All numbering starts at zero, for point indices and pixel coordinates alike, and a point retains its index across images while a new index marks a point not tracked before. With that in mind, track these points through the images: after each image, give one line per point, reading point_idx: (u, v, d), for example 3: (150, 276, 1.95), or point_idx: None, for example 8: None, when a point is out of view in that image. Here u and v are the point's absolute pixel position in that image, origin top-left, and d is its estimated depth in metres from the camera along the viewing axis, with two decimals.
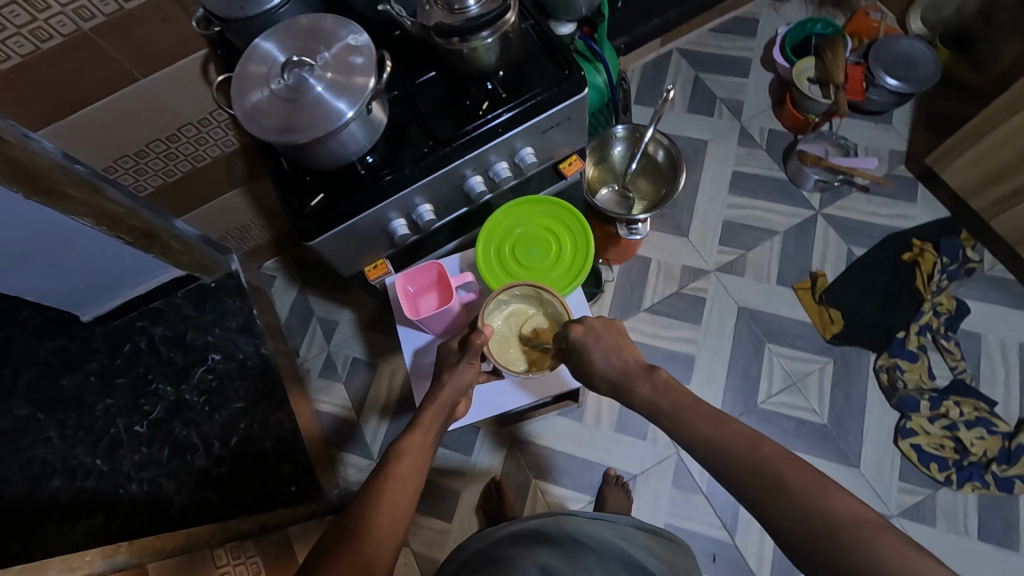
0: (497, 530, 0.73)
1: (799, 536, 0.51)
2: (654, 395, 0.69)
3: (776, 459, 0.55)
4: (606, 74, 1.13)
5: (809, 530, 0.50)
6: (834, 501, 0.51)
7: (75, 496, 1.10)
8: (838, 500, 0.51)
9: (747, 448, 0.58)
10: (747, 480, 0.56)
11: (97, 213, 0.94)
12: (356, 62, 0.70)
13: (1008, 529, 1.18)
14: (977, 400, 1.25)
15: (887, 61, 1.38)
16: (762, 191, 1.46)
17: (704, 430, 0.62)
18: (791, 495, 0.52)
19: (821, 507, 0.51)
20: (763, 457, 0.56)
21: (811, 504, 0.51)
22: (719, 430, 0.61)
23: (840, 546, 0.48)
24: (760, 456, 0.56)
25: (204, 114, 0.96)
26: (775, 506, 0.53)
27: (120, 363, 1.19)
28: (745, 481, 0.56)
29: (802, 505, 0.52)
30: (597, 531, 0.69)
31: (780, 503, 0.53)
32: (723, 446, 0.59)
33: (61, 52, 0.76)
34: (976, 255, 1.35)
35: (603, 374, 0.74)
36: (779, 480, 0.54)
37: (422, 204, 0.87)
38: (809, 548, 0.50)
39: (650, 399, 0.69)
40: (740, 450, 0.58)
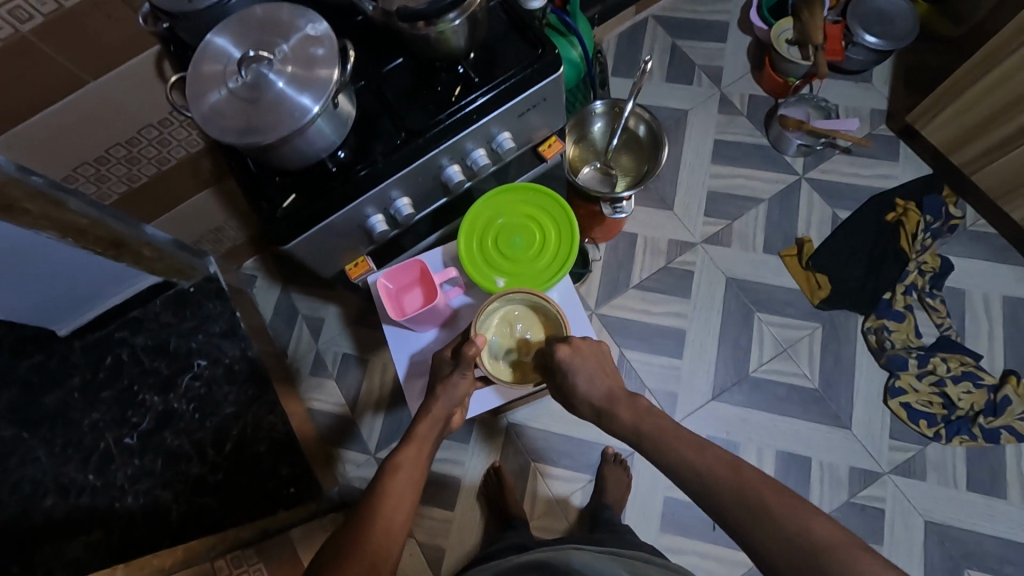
0: (502, 564, 0.76)
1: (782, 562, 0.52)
2: (636, 421, 0.69)
3: (758, 485, 0.56)
4: (581, 47, 1.09)
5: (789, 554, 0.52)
6: (814, 527, 0.52)
7: (70, 513, 1.09)
8: (817, 526, 0.52)
9: (728, 473, 0.59)
10: (729, 504, 0.57)
11: (60, 226, 0.92)
12: (317, 53, 0.66)
13: (995, 478, 1.21)
14: (964, 355, 1.27)
15: (866, 18, 1.35)
16: (745, 158, 1.44)
17: (686, 454, 0.63)
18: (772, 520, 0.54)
19: (804, 531, 0.52)
20: (742, 482, 0.57)
21: (794, 531, 0.52)
22: (702, 457, 0.61)
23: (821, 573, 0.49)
24: (740, 481, 0.57)
25: (164, 114, 0.91)
26: (755, 526, 0.54)
27: (103, 377, 1.16)
28: (728, 505, 0.57)
29: (783, 530, 0.53)
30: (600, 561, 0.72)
31: (763, 528, 0.54)
32: (706, 472, 0.60)
33: (0, 59, 0.71)
34: (958, 211, 1.35)
35: (587, 400, 0.74)
36: (759, 504, 0.55)
37: (400, 198, 0.84)
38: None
39: (632, 424, 0.70)
40: (723, 477, 0.59)
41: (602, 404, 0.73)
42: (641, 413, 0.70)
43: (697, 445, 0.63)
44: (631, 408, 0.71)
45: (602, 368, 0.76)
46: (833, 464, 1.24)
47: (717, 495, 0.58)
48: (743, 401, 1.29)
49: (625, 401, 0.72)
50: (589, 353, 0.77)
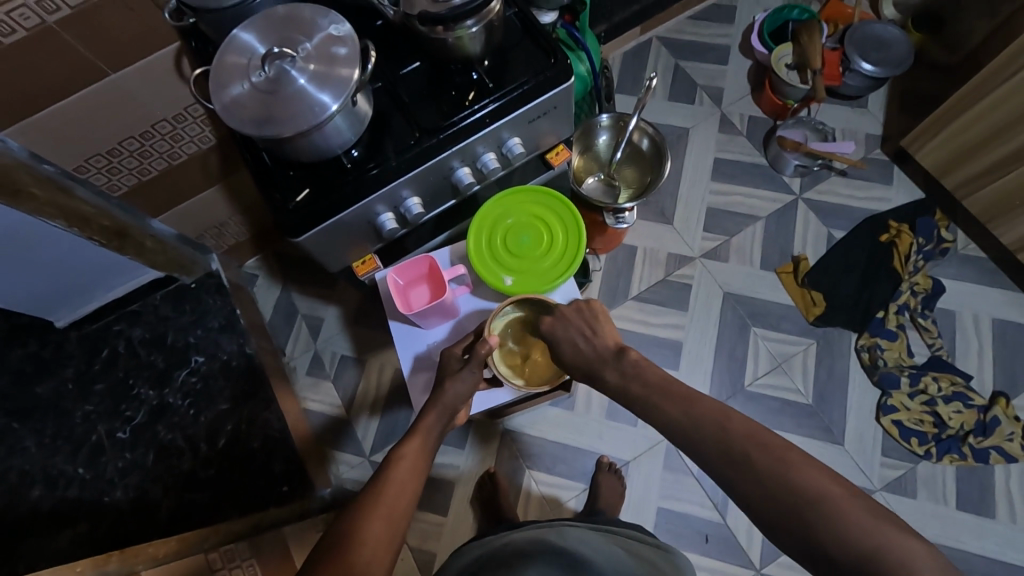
0: (491, 541, 0.76)
1: (764, 508, 0.54)
2: (621, 381, 0.71)
3: (744, 436, 0.58)
4: (589, 62, 1.12)
5: (772, 499, 0.54)
6: (801, 474, 0.54)
7: (57, 506, 1.07)
8: (804, 473, 0.54)
9: (717, 429, 0.60)
10: (714, 454, 0.59)
11: (67, 213, 0.92)
12: (339, 53, 0.69)
13: (984, 497, 1.23)
14: (954, 374, 1.29)
15: (862, 45, 1.40)
16: (743, 176, 1.47)
17: (676, 412, 0.64)
18: (756, 468, 0.55)
19: (786, 478, 0.54)
20: (730, 435, 0.59)
21: (778, 477, 0.54)
22: (691, 411, 0.63)
23: (805, 518, 0.51)
24: (727, 433, 0.59)
25: (179, 109, 0.93)
26: (741, 473, 0.56)
27: (98, 368, 1.16)
28: (714, 455, 0.59)
29: (767, 476, 0.55)
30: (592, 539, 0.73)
31: (748, 475, 0.56)
32: (696, 427, 0.62)
33: (24, 47, 0.73)
34: (949, 234, 1.39)
35: (574, 362, 0.77)
36: (746, 455, 0.57)
37: (410, 197, 0.86)
38: (772, 520, 0.53)
39: (619, 385, 0.71)
40: (712, 431, 0.60)
41: (589, 366, 0.75)
42: (627, 373, 0.71)
43: (686, 398, 0.65)
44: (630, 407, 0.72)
45: (592, 327, 0.79)
46: None
47: (706, 450, 0.60)
48: None
49: (613, 362, 0.73)
50: (575, 316, 0.80)
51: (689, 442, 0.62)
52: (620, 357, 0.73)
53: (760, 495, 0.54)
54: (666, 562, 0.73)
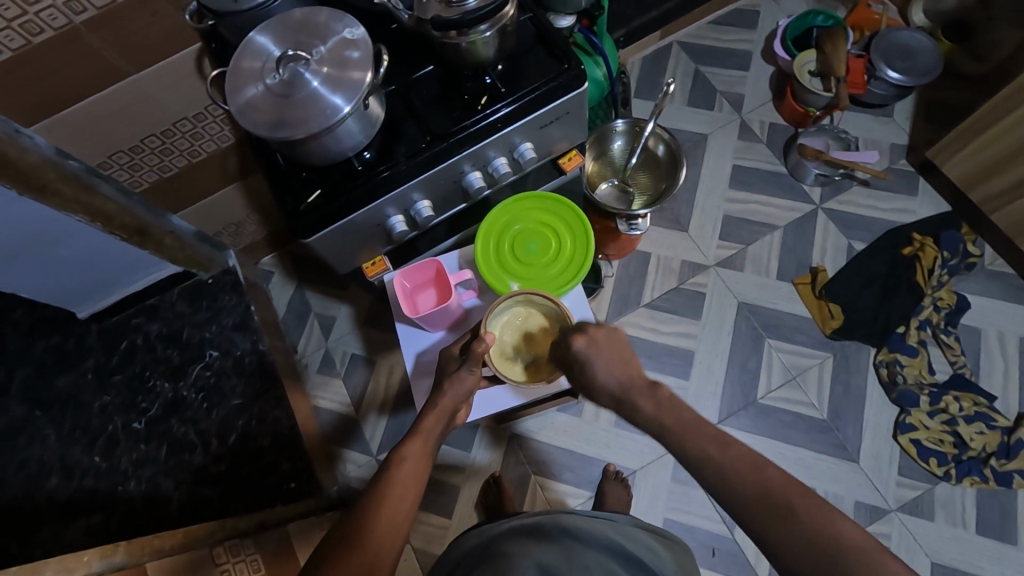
0: (492, 529, 0.73)
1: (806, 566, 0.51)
2: (657, 413, 0.65)
3: (785, 488, 0.55)
4: (606, 67, 1.11)
5: (814, 562, 0.51)
6: (839, 527, 0.52)
7: (73, 494, 1.10)
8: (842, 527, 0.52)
9: (753, 475, 0.57)
10: (756, 507, 0.55)
11: (90, 210, 0.93)
12: (352, 56, 0.69)
13: (1005, 521, 1.19)
14: (977, 395, 1.25)
15: (888, 52, 1.36)
16: (761, 185, 1.45)
17: (709, 450, 0.60)
18: (802, 525, 0.53)
19: (829, 531, 0.52)
20: (768, 483, 0.56)
21: (816, 530, 0.52)
22: (724, 454, 0.59)
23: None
24: (764, 481, 0.56)
25: (199, 109, 0.95)
26: (778, 525, 0.54)
27: (116, 361, 1.18)
28: (750, 506, 0.55)
29: (809, 531, 0.52)
30: (592, 528, 0.70)
31: (788, 530, 0.53)
32: (730, 470, 0.58)
33: (51, 47, 0.75)
34: (976, 249, 1.34)
35: (603, 388, 0.70)
36: (787, 506, 0.54)
37: (420, 200, 0.86)
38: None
39: (653, 417, 0.66)
40: (746, 478, 0.57)
41: (620, 392, 0.69)
42: (663, 405, 0.65)
43: (720, 439, 0.61)
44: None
45: (621, 357, 0.71)
46: (838, 496, 1.22)
47: (744, 501, 0.56)
48: (747, 426, 1.27)
49: (645, 392, 0.67)
50: (606, 342, 0.71)
51: (703, 457, 0.60)
52: (655, 388, 0.67)
53: (800, 554, 0.52)
54: (666, 548, 0.73)
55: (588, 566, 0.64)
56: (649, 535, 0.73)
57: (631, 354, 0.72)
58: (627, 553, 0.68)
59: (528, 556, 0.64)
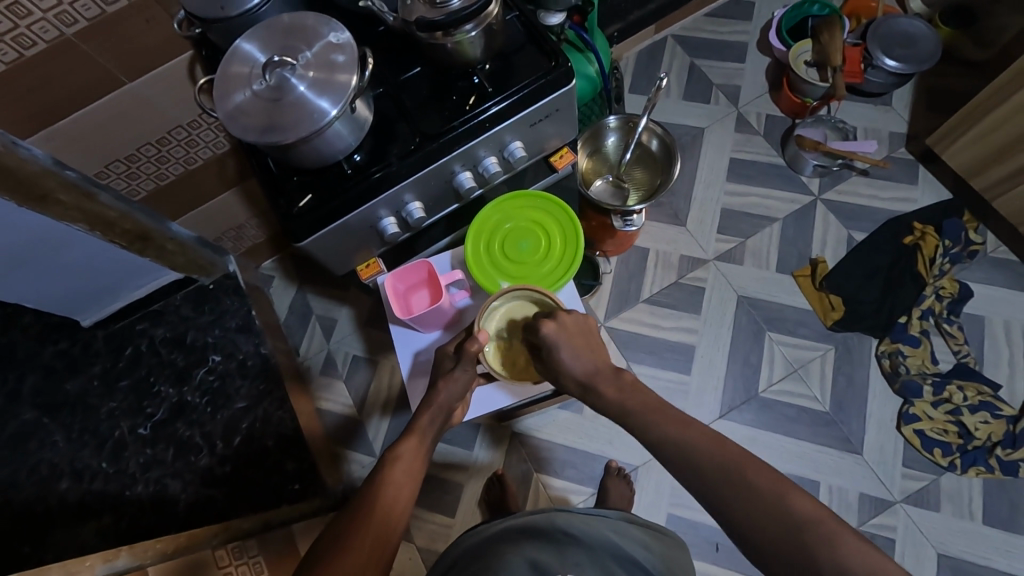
0: (485, 530, 0.72)
1: (759, 534, 0.52)
2: (620, 398, 0.70)
3: (740, 460, 0.57)
4: (598, 63, 1.11)
5: (773, 528, 0.52)
6: (796, 501, 0.52)
7: (83, 497, 1.11)
8: (796, 502, 0.52)
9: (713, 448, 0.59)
10: (716, 476, 0.57)
11: (91, 218, 0.93)
12: (338, 60, 0.69)
13: (1012, 511, 1.17)
14: (982, 384, 1.23)
15: (887, 40, 1.35)
16: (760, 176, 1.44)
17: (669, 431, 0.63)
18: (757, 492, 0.54)
19: (785, 507, 0.52)
20: (725, 457, 0.58)
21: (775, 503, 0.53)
22: (682, 432, 0.62)
23: (804, 547, 0.50)
24: (723, 454, 0.58)
25: (193, 116, 0.95)
26: (737, 502, 0.55)
27: (122, 366, 1.20)
28: (712, 480, 0.57)
29: (764, 496, 0.54)
30: (586, 527, 0.70)
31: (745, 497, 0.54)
32: (693, 445, 0.60)
33: (45, 59, 0.76)
34: (979, 237, 1.33)
35: (570, 375, 0.74)
36: (746, 480, 0.55)
37: (412, 201, 0.86)
38: (771, 552, 0.51)
39: (616, 401, 0.70)
40: (710, 453, 0.59)
41: (586, 379, 0.73)
42: (626, 390, 0.70)
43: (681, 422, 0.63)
44: None
45: (585, 345, 0.75)
46: (843, 488, 1.21)
47: (704, 471, 0.58)
48: (751, 419, 1.27)
49: (609, 378, 0.72)
50: (574, 329, 0.76)
51: (663, 438, 0.63)
52: (619, 375, 0.72)
53: (752, 521, 0.53)
54: (658, 542, 0.73)
55: (580, 564, 0.64)
56: (646, 533, 0.73)
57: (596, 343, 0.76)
58: (622, 551, 0.68)
59: (520, 553, 0.65)
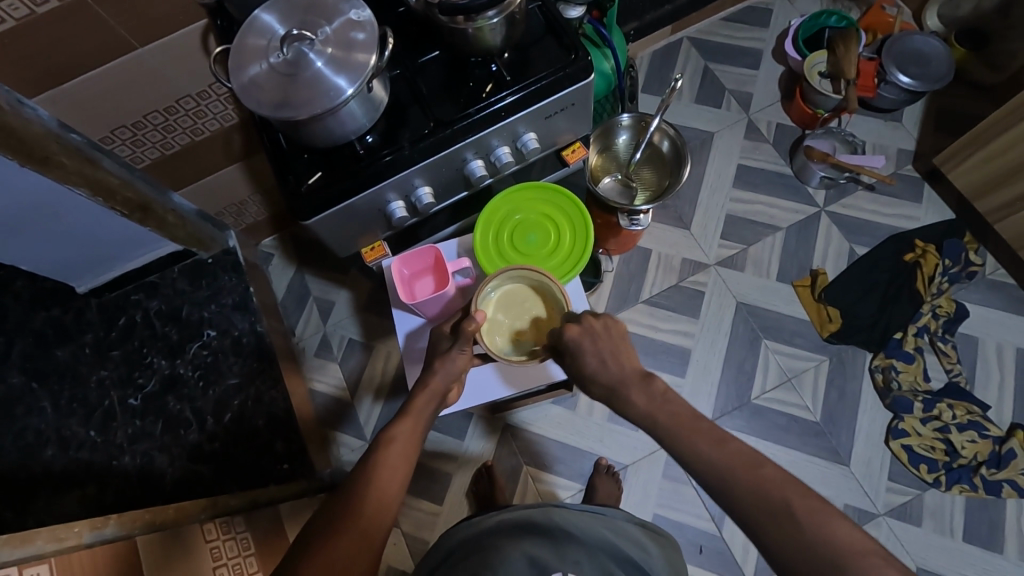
0: (480, 522, 0.73)
1: (798, 565, 0.51)
2: (648, 409, 0.66)
3: (780, 485, 0.55)
4: (614, 60, 1.10)
5: (807, 558, 0.51)
6: (834, 532, 0.51)
7: (69, 466, 1.09)
8: (828, 531, 0.51)
9: (748, 473, 0.57)
10: (751, 501, 0.55)
11: (92, 184, 0.93)
12: (357, 38, 0.69)
13: (992, 531, 1.19)
14: (971, 404, 1.25)
15: (901, 57, 1.35)
16: (766, 185, 1.44)
17: (702, 448, 0.60)
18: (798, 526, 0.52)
19: (826, 537, 0.51)
20: (763, 483, 0.55)
21: (815, 535, 0.51)
22: (718, 450, 0.59)
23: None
24: (757, 479, 0.56)
25: (204, 86, 0.94)
26: (770, 529, 0.53)
27: (115, 336, 1.19)
28: (752, 510, 0.55)
29: (797, 526, 0.52)
30: (583, 525, 0.70)
31: (786, 531, 0.52)
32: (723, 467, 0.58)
33: (56, 18, 0.74)
34: (978, 258, 1.34)
35: (595, 380, 0.71)
36: (787, 509, 0.53)
37: (421, 186, 0.86)
38: None
39: (646, 412, 0.66)
40: (743, 476, 0.56)
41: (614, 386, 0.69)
42: (655, 400, 0.66)
43: (715, 437, 0.60)
44: None
45: (614, 349, 0.71)
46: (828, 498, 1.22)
47: (739, 502, 0.56)
48: (742, 426, 1.28)
49: (639, 385, 0.67)
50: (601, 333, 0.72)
51: (694, 454, 0.60)
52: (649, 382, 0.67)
53: (795, 549, 0.52)
54: (655, 540, 0.73)
55: (579, 562, 0.66)
56: (644, 532, 0.73)
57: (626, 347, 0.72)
58: (620, 550, 0.69)
59: (517, 548, 0.66)
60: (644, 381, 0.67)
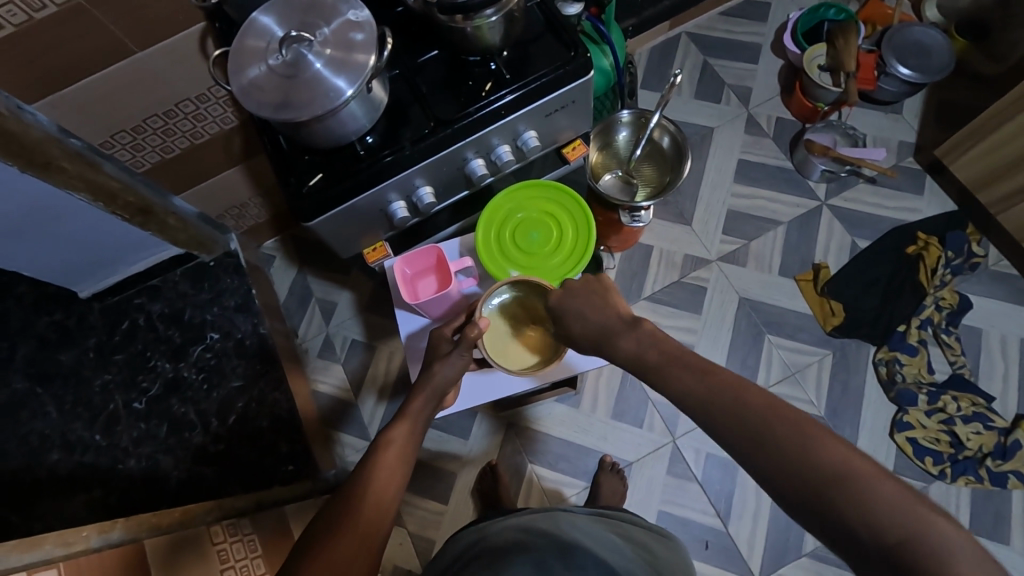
0: (488, 527, 0.74)
1: (780, 484, 0.49)
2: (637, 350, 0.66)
3: (762, 411, 0.52)
4: (613, 56, 1.10)
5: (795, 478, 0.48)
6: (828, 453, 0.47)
7: (74, 470, 1.09)
8: (812, 451, 0.48)
9: (731, 397, 0.54)
10: (733, 432, 0.53)
11: (93, 188, 0.93)
12: (356, 38, 0.68)
13: (997, 522, 1.19)
14: (975, 395, 1.25)
15: (901, 49, 1.35)
16: (767, 180, 1.44)
17: (686, 381, 0.59)
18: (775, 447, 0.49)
19: (809, 456, 0.48)
20: (744, 407, 0.53)
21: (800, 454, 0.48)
22: (702, 381, 0.57)
23: (828, 503, 0.45)
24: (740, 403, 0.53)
25: (203, 90, 0.94)
26: (753, 455, 0.51)
27: (118, 340, 1.19)
28: (731, 431, 0.53)
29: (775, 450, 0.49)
30: (587, 531, 0.71)
31: (766, 452, 0.50)
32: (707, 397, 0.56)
33: (54, 23, 0.74)
34: (981, 250, 1.33)
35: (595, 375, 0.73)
36: (765, 434, 0.50)
37: (422, 186, 0.86)
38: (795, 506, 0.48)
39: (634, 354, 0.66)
40: (724, 402, 0.54)
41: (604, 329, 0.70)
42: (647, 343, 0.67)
43: (700, 370, 0.59)
44: None
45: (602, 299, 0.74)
46: None
47: (718, 424, 0.54)
48: None
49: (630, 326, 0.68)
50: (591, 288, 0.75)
51: (679, 388, 0.59)
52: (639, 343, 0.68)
53: (783, 473, 0.48)
54: (660, 544, 0.74)
55: (584, 566, 0.64)
56: (646, 534, 0.75)
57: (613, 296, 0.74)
58: (628, 556, 0.68)
59: (523, 558, 0.65)
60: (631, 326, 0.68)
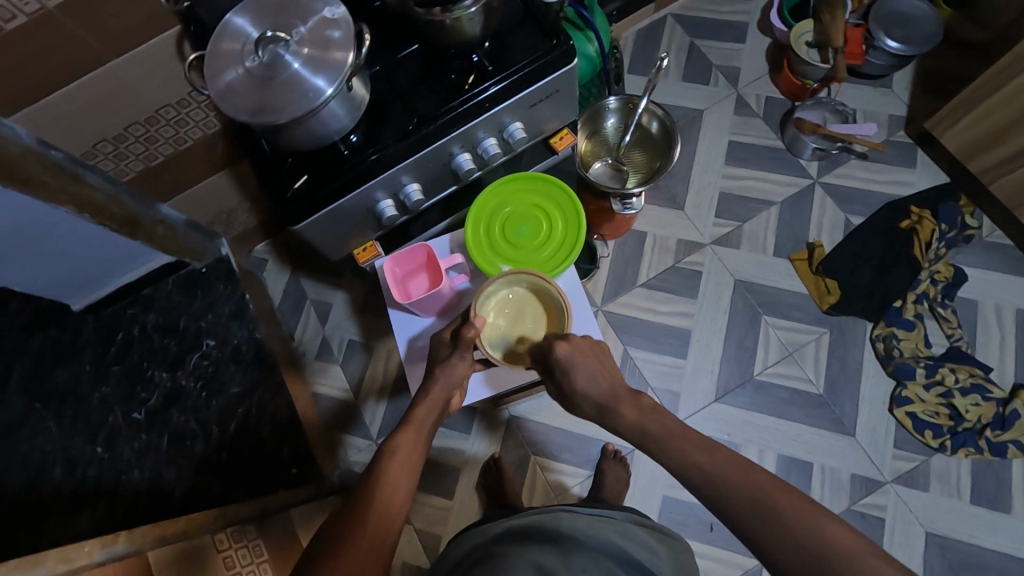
0: (489, 531, 0.74)
1: (791, 560, 0.54)
2: (640, 419, 0.69)
3: (767, 487, 0.57)
4: (598, 42, 1.08)
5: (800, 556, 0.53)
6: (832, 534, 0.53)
7: (79, 486, 1.09)
8: (804, 526, 0.54)
9: (739, 474, 0.59)
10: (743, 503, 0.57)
11: (78, 200, 0.92)
12: (333, 36, 0.67)
13: (999, 491, 1.20)
14: (972, 367, 1.25)
15: (887, 21, 1.34)
16: (758, 160, 1.43)
17: (694, 455, 0.63)
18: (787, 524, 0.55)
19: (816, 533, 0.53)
20: (753, 484, 0.58)
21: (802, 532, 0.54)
22: (711, 457, 0.62)
23: None
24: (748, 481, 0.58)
25: (182, 95, 0.93)
26: (762, 525, 0.56)
27: (114, 352, 1.18)
28: (739, 505, 0.58)
29: (777, 529, 0.55)
30: (589, 529, 0.70)
31: (771, 525, 0.55)
32: (714, 472, 0.61)
33: (26, 33, 0.72)
34: (974, 221, 1.33)
35: (589, 389, 0.73)
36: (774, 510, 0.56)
37: (409, 184, 0.85)
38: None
39: (637, 422, 0.69)
40: (738, 476, 0.59)
41: (606, 398, 0.72)
42: (645, 412, 0.70)
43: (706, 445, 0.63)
44: (631, 417, 0.70)
45: (601, 365, 0.75)
46: (835, 471, 1.23)
47: (728, 497, 0.59)
48: (745, 403, 1.28)
49: (629, 399, 0.71)
50: (588, 350, 0.75)
51: (687, 460, 0.63)
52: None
53: (788, 552, 0.54)
54: (663, 544, 0.73)
55: (585, 568, 0.64)
56: (651, 534, 0.73)
57: (609, 364, 0.76)
58: (628, 555, 0.68)
59: (525, 556, 0.65)
60: (636, 395, 0.71)
